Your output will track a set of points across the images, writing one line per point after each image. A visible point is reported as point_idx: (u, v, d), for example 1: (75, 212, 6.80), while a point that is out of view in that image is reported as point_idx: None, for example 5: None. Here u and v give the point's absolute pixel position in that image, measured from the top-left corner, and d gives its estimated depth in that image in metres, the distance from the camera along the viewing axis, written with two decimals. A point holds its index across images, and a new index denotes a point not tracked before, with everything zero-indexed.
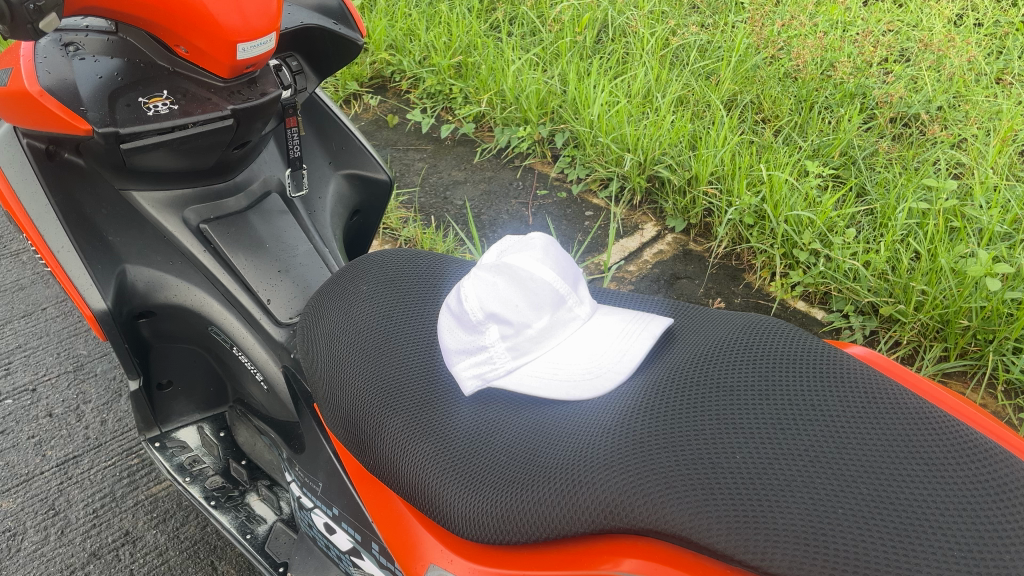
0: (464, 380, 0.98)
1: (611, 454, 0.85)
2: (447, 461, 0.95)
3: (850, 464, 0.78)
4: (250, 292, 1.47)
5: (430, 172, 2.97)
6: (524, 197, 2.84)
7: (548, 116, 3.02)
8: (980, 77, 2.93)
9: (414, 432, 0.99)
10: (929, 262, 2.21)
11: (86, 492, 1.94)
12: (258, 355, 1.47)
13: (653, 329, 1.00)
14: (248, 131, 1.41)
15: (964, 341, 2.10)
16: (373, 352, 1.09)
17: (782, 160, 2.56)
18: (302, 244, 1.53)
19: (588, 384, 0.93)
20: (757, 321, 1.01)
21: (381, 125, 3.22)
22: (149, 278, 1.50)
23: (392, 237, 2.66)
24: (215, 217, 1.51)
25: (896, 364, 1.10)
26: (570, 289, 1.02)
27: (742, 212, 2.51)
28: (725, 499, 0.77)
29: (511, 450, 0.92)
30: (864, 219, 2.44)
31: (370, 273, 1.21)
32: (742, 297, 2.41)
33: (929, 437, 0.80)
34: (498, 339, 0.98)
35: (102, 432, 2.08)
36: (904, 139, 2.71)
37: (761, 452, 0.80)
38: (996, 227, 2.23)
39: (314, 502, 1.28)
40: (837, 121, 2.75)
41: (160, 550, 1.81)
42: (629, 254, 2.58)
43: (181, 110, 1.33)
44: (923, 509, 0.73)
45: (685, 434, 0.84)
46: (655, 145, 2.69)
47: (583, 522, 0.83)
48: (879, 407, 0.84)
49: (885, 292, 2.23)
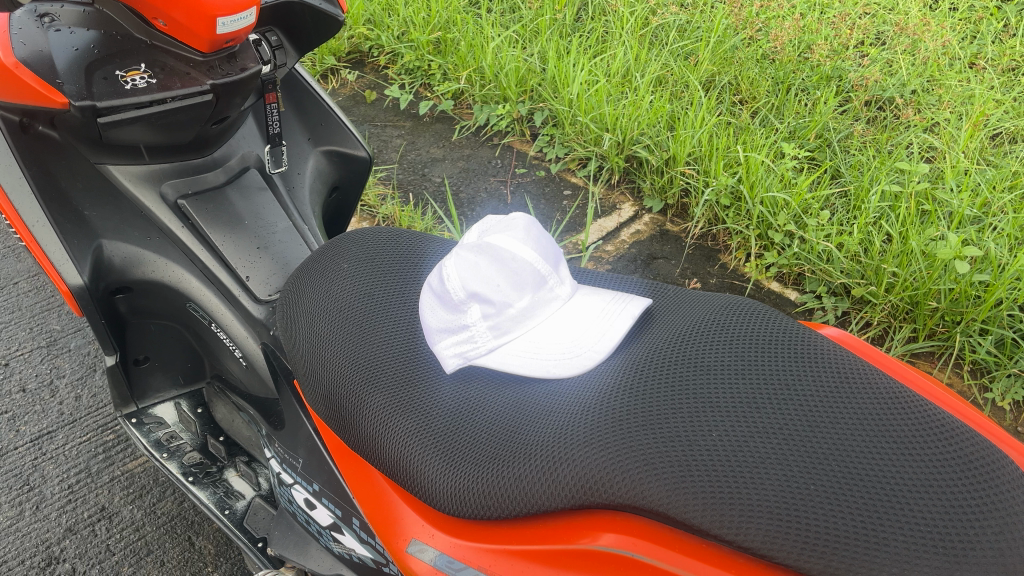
0: (445, 359, 0.99)
1: (590, 431, 0.86)
2: (428, 438, 0.96)
3: (823, 442, 0.80)
4: (229, 269, 1.46)
5: (409, 149, 2.95)
6: (503, 175, 2.84)
7: (527, 94, 3.01)
8: (954, 62, 2.96)
9: (395, 408, 1.00)
10: (900, 244, 2.25)
11: (61, 467, 1.93)
12: (237, 331, 1.46)
13: (632, 310, 1.01)
14: (227, 107, 1.40)
15: (932, 323, 2.15)
16: (354, 330, 1.10)
17: (758, 141, 2.59)
18: (281, 221, 1.53)
19: (568, 363, 0.94)
20: (735, 302, 1.03)
21: (359, 100, 3.20)
22: (126, 253, 1.49)
23: (370, 214, 2.65)
24: (193, 192, 1.50)
25: (868, 345, 1.13)
26: (551, 269, 1.03)
27: (719, 193, 2.53)
28: (702, 476, 0.79)
29: (492, 428, 0.93)
30: (838, 202, 2.48)
31: (351, 252, 1.21)
32: (717, 278, 2.45)
33: (900, 413, 0.82)
34: (480, 318, 0.99)
35: (77, 408, 2.07)
36: (879, 122, 2.74)
37: (737, 429, 0.82)
38: (965, 211, 2.28)
39: (294, 478, 1.29)
40: (813, 103, 2.78)
41: (137, 525, 1.81)
42: (607, 233, 2.60)
43: (159, 84, 1.32)
44: (892, 485, 0.75)
45: (664, 412, 0.86)
46: (634, 125, 2.70)
47: (563, 497, 0.84)
48: (851, 386, 0.86)
49: (857, 274, 2.27)
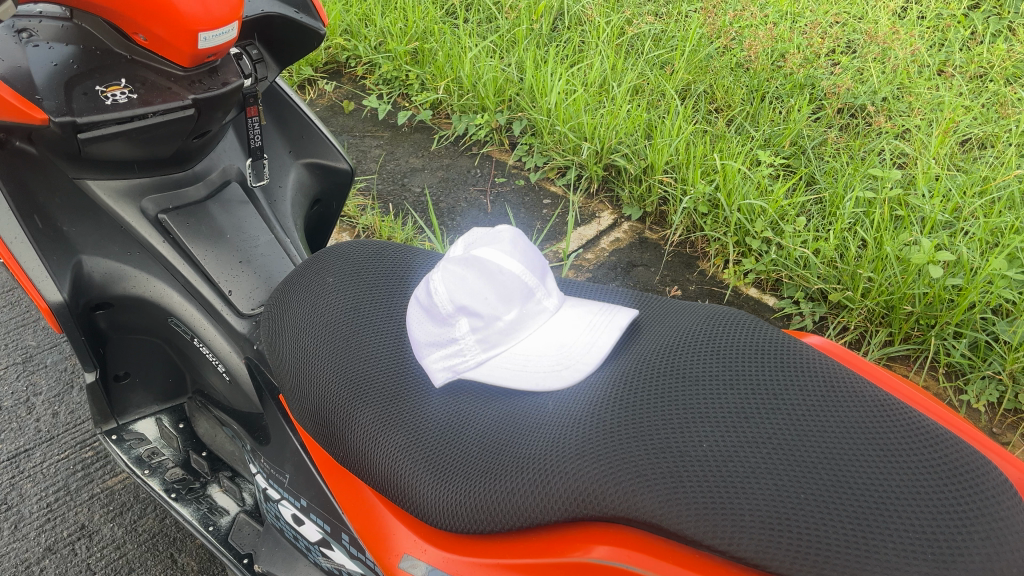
0: (434, 372, 0.99)
1: (582, 443, 0.87)
2: (419, 452, 0.96)
3: (811, 451, 0.81)
4: (211, 283, 1.46)
5: (388, 159, 2.95)
6: (482, 184, 2.84)
7: (506, 104, 3.03)
8: (922, 69, 3.03)
9: (385, 423, 1.00)
10: (875, 249, 2.29)
11: (39, 486, 1.91)
12: (220, 346, 1.46)
13: (620, 321, 1.02)
14: (209, 120, 1.39)
15: (907, 326, 2.20)
16: (341, 344, 1.09)
17: (735, 149, 2.62)
18: (263, 234, 1.53)
19: (557, 374, 0.95)
20: (720, 313, 1.04)
21: (337, 111, 3.20)
22: (106, 269, 1.47)
23: (350, 225, 2.64)
24: (174, 207, 1.49)
25: (851, 353, 1.15)
26: (539, 282, 1.03)
27: (697, 201, 2.56)
28: (694, 487, 0.80)
29: (483, 442, 0.93)
30: (814, 208, 2.52)
31: (336, 265, 1.21)
32: (696, 285, 2.47)
33: (886, 420, 0.84)
34: (469, 332, 0.99)
35: (54, 425, 2.05)
36: (851, 129, 2.80)
37: (727, 439, 0.83)
38: (937, 216, 2.33)
39: (281, 494, 1.28)
40: (787, 111, 2.82)
41: (118, 543, 1.79)
42: (587, 241, 2.62)
43: (141, 99, 1.31)
44: (880, 493, 0.77)
45: (654, 424, 0.87)
46: (612, 134, 2.72)
47: (556, 511, 0.85)
48: (837, 394, 0.87)
49: (834, 279, 2.31)
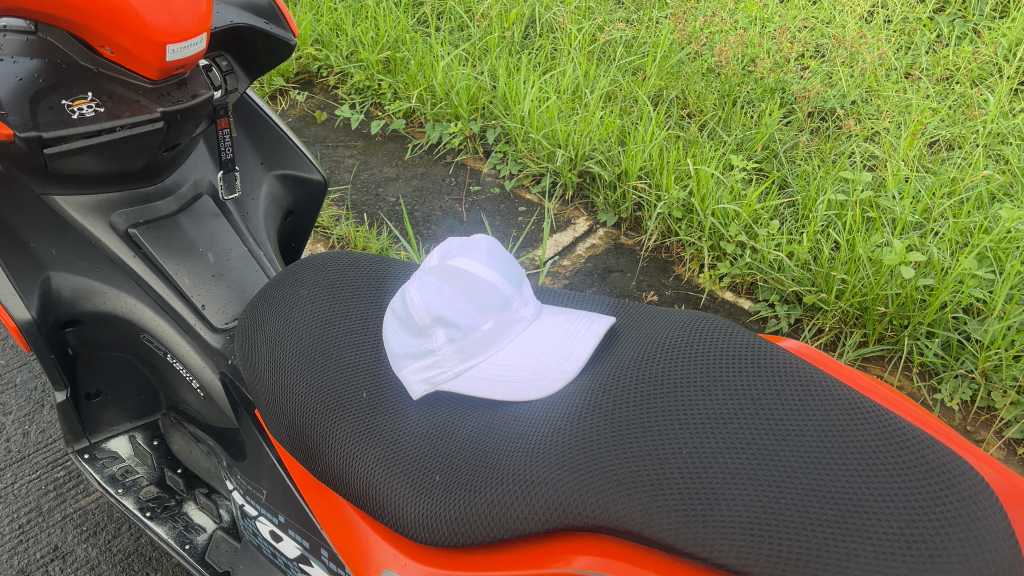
0: (412, 384, 0.99)
1: (562, 452, 0.86)
2: (397, 466, 0.95)
3: (790, 456, 0.81)
4: (184, 298, 1.45)
5: (362, 169, 2.94)
6: (457, 193, 2.84)
7: (479, 112, 3.03)
8: (890, 72, 3.08)
9: (361, 436, 0.99)
10: (848, 251, 2.31)
11: (10, 507, 1.90)
12: (194, 362, 1.45)
13: (597, 329, 1.01)
14: (178, 133, 1.37)
15: (880, 327, 2.23)
16: (315, 358, 1.09)
17: (707, 154, 2.65)
18: (236, 247, 1.52)
19: (534, 384, 0.95)
20: (696, 318, 1.04)
21: (309, 121, 3.18)
22: (75, 285, 1.46)
23: (324, 235, 2.62)
24: (144, 221, 1.47)
25: (826, 356, 1.15)
26: (515, 290, 1.03)
27: (671, 206, 2.57)
28: (675, 495, 0.79)
29: (463, 453, 0.92)
30: (787, 211, 2.55)
31: (311, 278, 1.21)
32: (672, 289, 2.49)
33: (861, 423, 0.84)
34: (446, 343, 0.99)
35: (25, 445, 2.04)
36: (822, 133, 2.84)
37: (707, 446, 0.83)
38: (908, 217, 2.37)
39: (259, 510, 1.26)
40: (759, 115, 2.86)
41: (92, 564, 1.79)
42: (563, 248, 2.62)
43: (108, 112, 1.28)
44: (859, 497, 0.77)
45: (634, 432, 0.86)
46: (585, 140, 2.73)
47: (537, 522, 0.84)
48: (815, 398, 0.87)
49: (808, 281, 2.34)
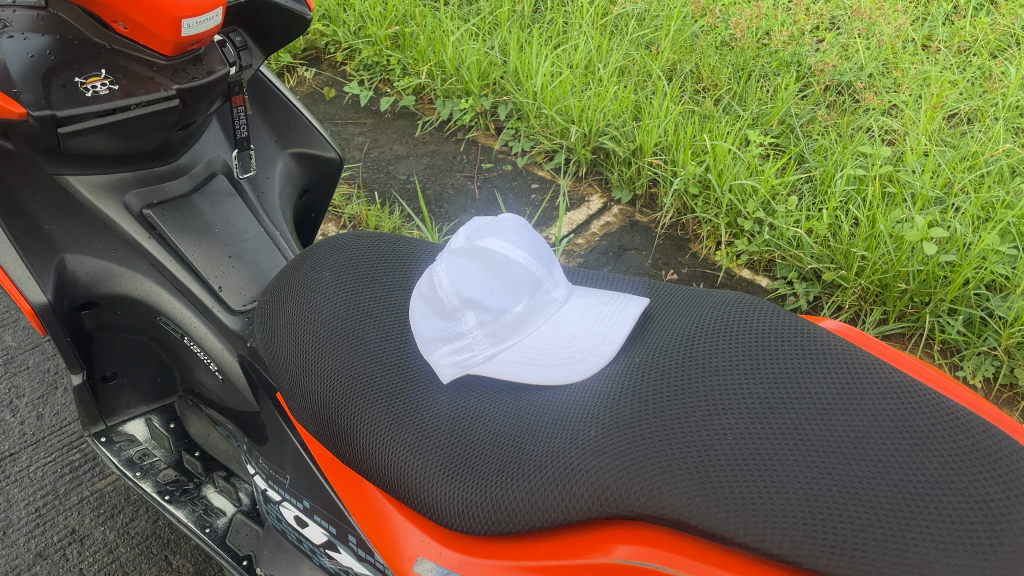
0: (441, 368, 0.97)
1: (603, 439, 0.84)
2: (429, 451, 0.92)
3: (840, 442, 0.78)
4: (200, 279, 1.43)
5: (372, 146, 2.90)
6: (469, 170, 2.80)
7: (490, 87, 2.98)
8: (907, 44, 3.04)
9: (391, 422, 0.97)
10: (868, 227, 2.28)
11: (26, 490, 1.89)
12: (212, 344, 1.43)
13: (631, 311, 0.99)
14: (194, 111, 1.34)
15: (901, 304, 2.20)
16: (341, 343, 1.08)
17: (724, 129, 2.61)
18: (253, 227, 1.49)
19: (569, 368, 0.92)
20: (735, 300, 1.01)
21: (317, 98, 3.14)
22: (89, 268, 1.45)
23: (336, 215, 2.59)
24: (158, 202, 1.44)
25: (866, 336, 1.12)
26: (545, 272, 1.00)
27: (687, 182, 2.54)
28: (724, 482, 0.77)
29: (497, 440, 0.90)
30: (804, 186, 2.52)
31: (333, 259, 1.20)
32: (689, 267, 2.46)
33: (911, 407, 0.82)
34: (476, 326, 0.96)
35: (39, 428, 2.03)
36: (838, 106, 2.80)
37: (754, 432, 0.80)
38: (929, 192, 2.33)
39: (283, 495, 1.23)
40: (775, 89, 2.82)
41: (110, 547, 1.79)
42: (577, 226, 2.59)
43: (122, 90, 1.25)
44: (913, 484, 0.74)
45: (678, 418, 0.83)
46: (600, 116, 2.69)
47: (578, 511, 0.82)
48: (863, 380, 0.85)
49: (827, 258, 2.31)
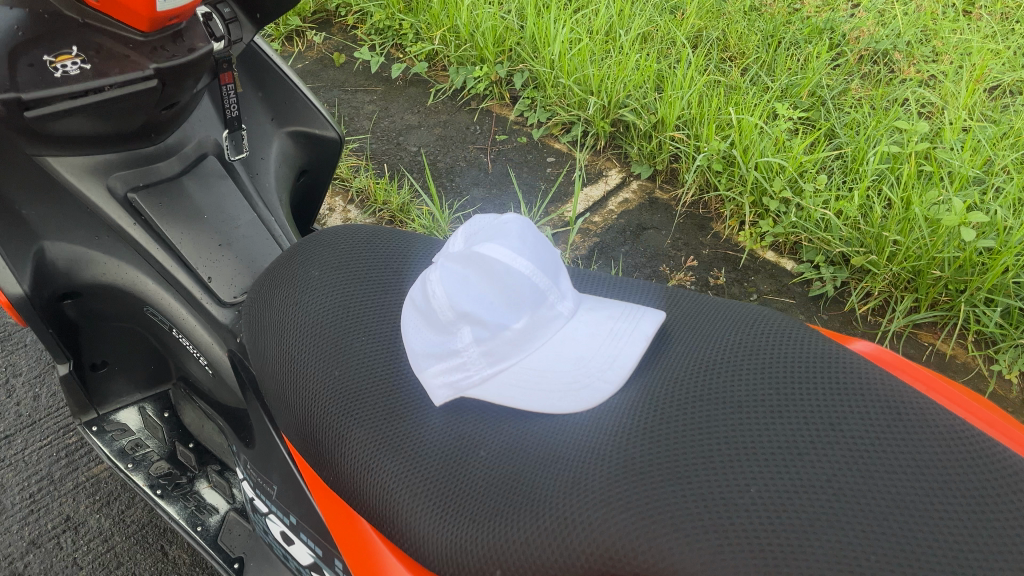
0: (434, 389, 0.88)
1: (609, 486, 0.74)
2: (419, 484, 0.84)
3: (880, 499, 0.69)
4: (189, 269, 1.34)
5: (382, 115, 2.78)
6: (482, 141, 2.68)
7: (506, 54, 2.85)
8: (947, 10, 2.90)
9: (377, 449, 0.88)
10: (902, 210, 2.15)
11: (21, 475, 1.84)
12: (201, 337, 1.36)
13: (645, 329, 0.89)
14: (177, 89, 1.24)
15: (935, 292, 2.08)
16: (329, 352, 0.99)
17: (751, 102, 2.47)
18: (245, 213, 1.40)
19: (574, 395, 0.84)
20: (760, 321, 0.91)
21: (327, 64, 3.02)
22: (70, 254, 1.37)
23: (344, 188, 2.49)
24: (144, 185, 1.35)
25: (904, 362, 1.03)
26: (551, 283, 0.91)
27: (711, 158, 2.41)
28: (744, 545, 0.67)
29: (492, 476, 0.81)
30: (834, 163, 2.39)
31: (323, 257, 1.11)
32: (710, 248, 2.34)
33: (958, 460, 0.72)
34: (472, 343, 0.87)
35: (35, 409, 1.97)
36: (873, 76, 2.66)
37: (780, 485, 0.71)
38: (969, 171, 2.20)
39: (269, 507, 1.15)
40: (806, 58, 2.68)
41: (105, 536, 1.74)
42: (594, 203, 2.47)
43: (95, 70, 1.15)
44: (965, 553, 0.65)
45: (694, 464, 0.74)
46: (620, 87, 2.56)
47: (579, 568, 0.72)
48: (905, 424, 0.75)
49: (857, 242, 2.18)
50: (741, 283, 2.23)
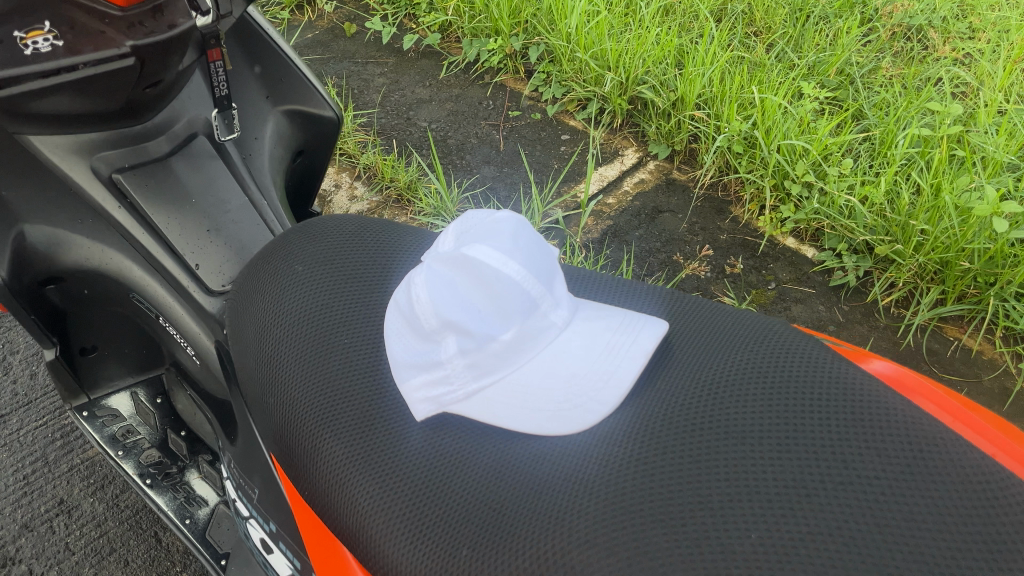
0: (414, 403, 0.82)
1: (598, 525, 0.68)
2: (394, 506, 0.78)
3: (896, 551, 0.62)
4: (176, 255, 1.28)
5: (392, 89, 2.70)
6: (495, 117, 2.60)
7: (521, 26, 2.75)
8: None
9: (353, 463, 0.82)
10: (931, 197, 2.05)
11: (15, 456, 1.81)
12: (188, 327, 1.30)
13: (645, 343, 0.83)
14: (160, 66, 1.16)
15: (963, 285, 1.98)
16: (309, 355, 0.93)
17: (775, 81, 2.37)
18: (236, 197, 1.33)
19: (565, 416, 0.78)
20: (771, 338, 0.85)
21: (338, 33, 2.94)
22: (51, 238, 1.32)
23: (350, 164, 2.42)
24: (131, 166, 1.28)
25: (925, 383, 0.95)
26: (544, 290, 0.85)
27: (732, 139, 2.31)
28: None
29: (472, 503, 0.75)
30: (861, 146, 2.28)
31: (306, 251, 1.05)
32: (728, 234, 2.24)
33: (984, 510, 0.65)
34: (457, 355, 0.82)
35: (31, 388, 1.94)
36: (905, 54, 2.55)
37: (786, 531, 0.64)
38: (1004, 157, 2.09)
39: (250, 511, 1.10)
40: (835, 34, 2.57)
41: (98, 521, 1.70)
42: (608, 183, 2.38)
43: (68, 47, 1.09)
44: None
45: (693, 502, 0.68)
46: (639, 62, 2.46)
47: None
48: (925, 467, 0.69)
49: (882, 230, 2.09)
50: (759, 270, 2.14)
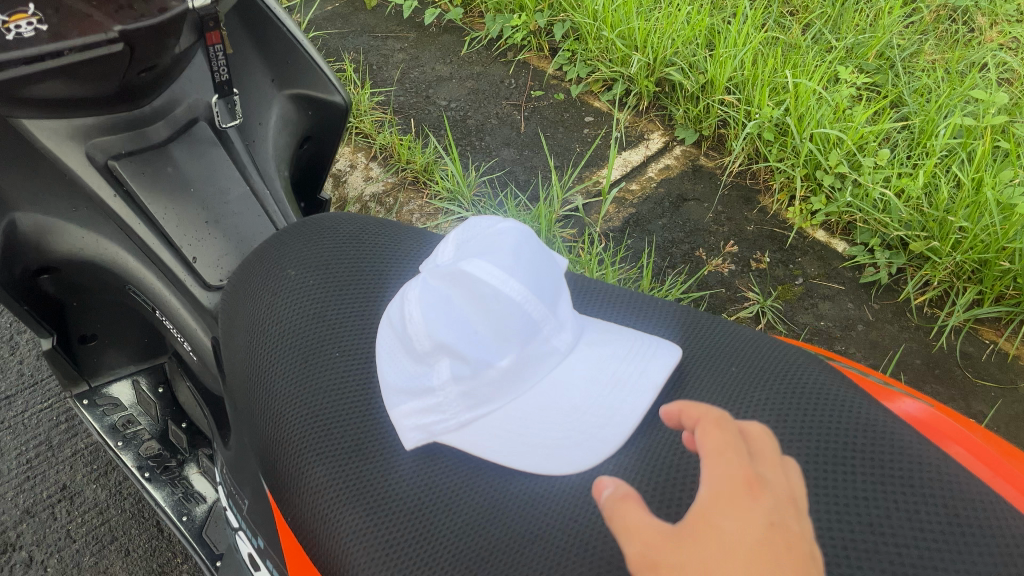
0: (403, 430, 0.76)
1: None
2: (377, 541, 0.71)
3: None
4: (173, 247, 1.22)
5: (411, 65, 2.62)
6: (516, 97, 2.51)
7: (546, 3, 2.66)
8: None
9: (336, 490, 0.76)
10: (972, 192, 1.95)
11: (19, 439, 1.79)
12: (183, 321, 1.26)
13: (654, 380, 0.79)
14: (154, 51, 1.10)
15: (1001, 286, 1.88)
16: (298, 366, 0.87)
17: (810, 64, 2.26)
18: (237, 186, 1.27)
19: (559, 458, 0.75)
20: (792, 376, 0.79)
21: (358, 7, 2.86)
22: (43, 227, 1.28)
23: (366, 144, 2.35)
24: (127, 151, 1.21)
25: (954, 427, 0.90)
26: (547, 312, 0.81)
27: (762, 126, 2.22)
28: None
29: (462, 545, 0.69)
30: (898, 135, 2.17)
31: (299, 254, 0.99)
32: (755, 225, 2.14)
33: None
34: (450, 381, 0.78)
35: (37, 369, 1.91)
36: (950, 36, 2.42)
37: None
38: None
39: (240, 523, 1.06)
40: (875, 14, 2.45)
41: (100, 508, 1.68)
42: (632, 169, 2.30)
43: (51, 32, 1.03)
44: None
45: None
46: (667, 42, 2.36)
47: None
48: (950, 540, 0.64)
49: (918, 225, 1.98)
50: (787, 265, 2.05)
